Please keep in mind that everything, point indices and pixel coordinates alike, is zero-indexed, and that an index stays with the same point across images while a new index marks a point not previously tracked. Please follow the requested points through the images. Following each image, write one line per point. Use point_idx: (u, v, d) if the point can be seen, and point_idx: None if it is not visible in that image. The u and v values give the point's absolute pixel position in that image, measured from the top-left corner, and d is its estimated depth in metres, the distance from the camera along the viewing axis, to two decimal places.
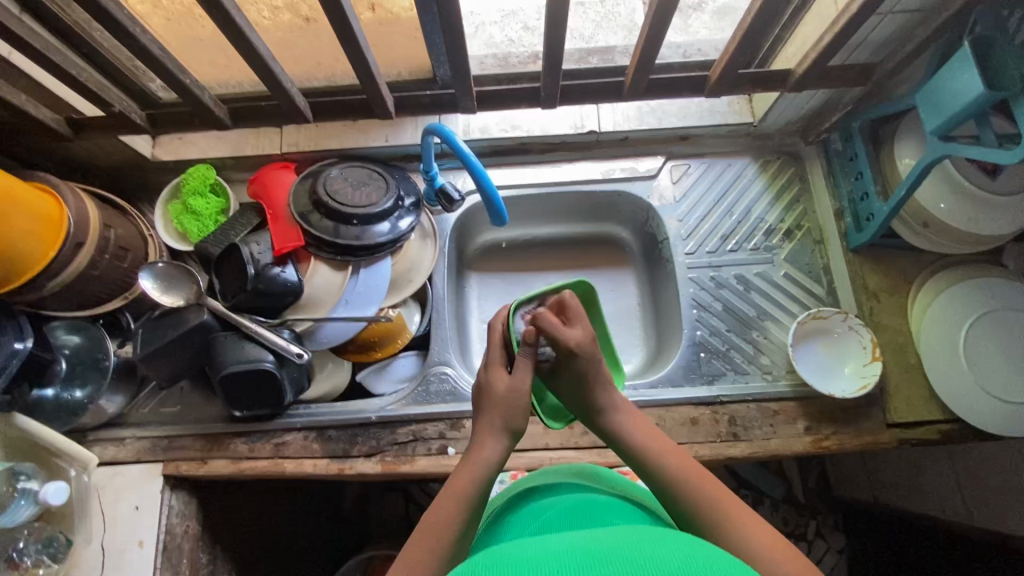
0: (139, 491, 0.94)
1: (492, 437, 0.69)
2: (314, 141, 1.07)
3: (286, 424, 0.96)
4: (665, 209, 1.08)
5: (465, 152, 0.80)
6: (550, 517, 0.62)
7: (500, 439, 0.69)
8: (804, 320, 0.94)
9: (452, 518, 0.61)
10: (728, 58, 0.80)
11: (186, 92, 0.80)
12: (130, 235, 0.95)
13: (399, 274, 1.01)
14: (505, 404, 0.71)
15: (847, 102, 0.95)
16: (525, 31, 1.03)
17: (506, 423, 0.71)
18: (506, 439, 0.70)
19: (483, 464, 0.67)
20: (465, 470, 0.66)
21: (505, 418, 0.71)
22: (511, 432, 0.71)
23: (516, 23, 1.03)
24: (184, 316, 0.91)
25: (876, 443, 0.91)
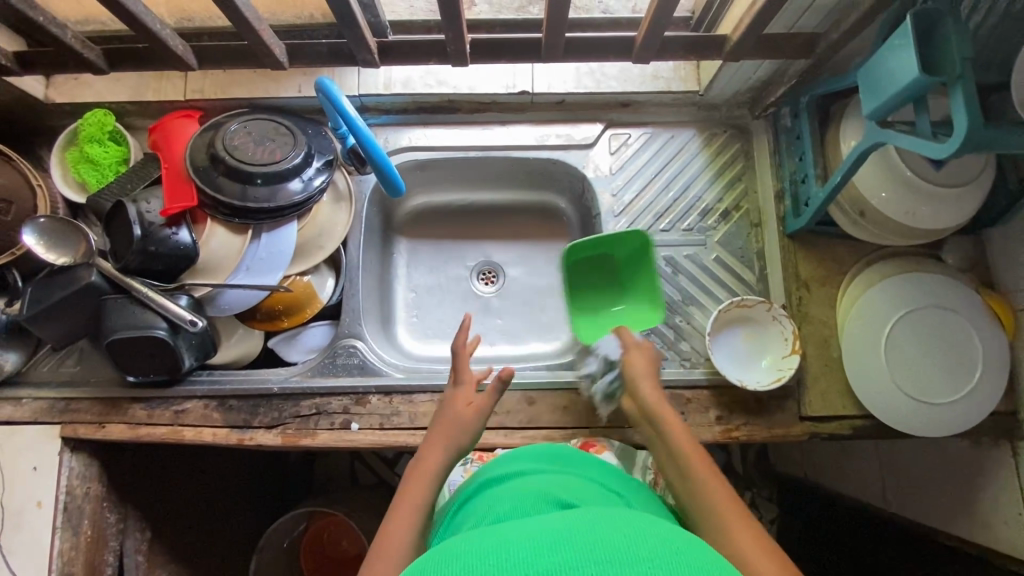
0: (36, 452, 0.92)
1: (438, 444, 0.69)
2: (220, 88, 0.98)
3: (187, 392, 0.92)
4: (599, 181, 1.01)
5: (353, 119, 0.77)
6: (496, 509, 0.59)
7: (450, 451, 0.68)
8: (726, 309, 0.89)
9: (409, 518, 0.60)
10: (652, 20, 0.72)
11: (41, 30, 0.72)
12: (15, 185, 0.89)
13: (307, 240, 0.95)
14: (450, 425, 0.70)
15: (792, 75, 0.88)
16: None
17: (454, 440, 0.69)
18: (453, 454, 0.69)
19: (432, 466, 0.66)
20: (415, 475, 0.65)
21: (453, 436, 0.69)
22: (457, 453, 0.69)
23: None
24: (72, 276, 0.86)
25: (785, 436, 0.90)
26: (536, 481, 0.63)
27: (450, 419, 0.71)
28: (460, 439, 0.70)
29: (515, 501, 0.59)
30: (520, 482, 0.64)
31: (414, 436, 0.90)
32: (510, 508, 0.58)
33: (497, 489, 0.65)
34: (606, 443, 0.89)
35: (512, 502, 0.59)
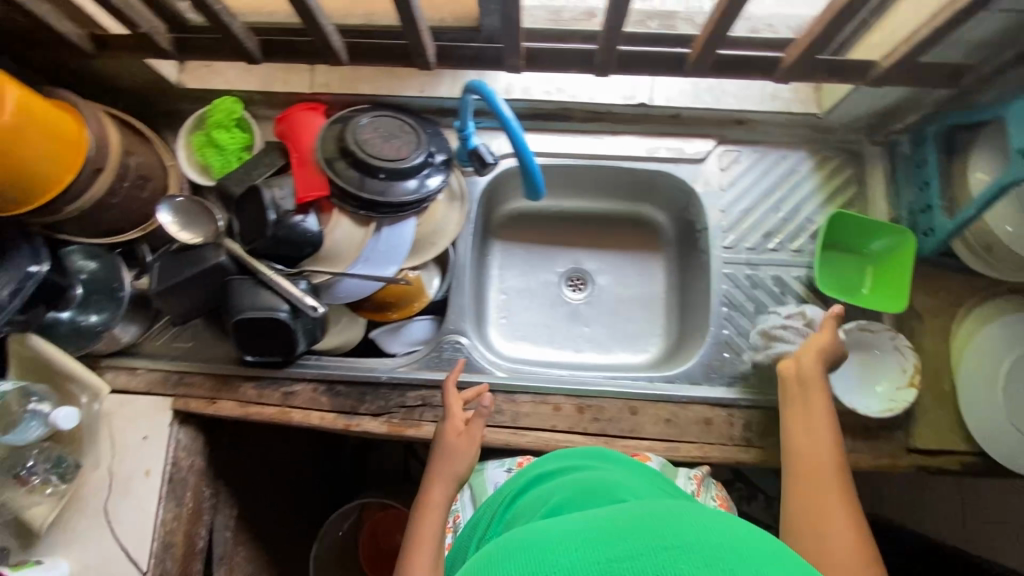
0: (147, 422, 0.95)
1: (443, 473, 0.78)
2: (346, 83, 1.01)
3: (297, 374, 0.95)
4: (709, 196, 1.01)
5: (506, 116, 0.75)
6: (553, 502, 0.65)
7: (450, 488, 0.77)
8: (850, 329, 0.91)
9: (432, 536, 0.72)
10: (812, 40, 0.72)
11: (216, 18, 0.74)
12: (151, 163, 0.91)
13: (423, 236, 0.97)
14: (456, 458, 0.79)
15: (928, 103, 0.87)
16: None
17: (455, 472, 0.78)
18: (455, 486, 0.78)
19: (447, 488, 0.77)
20: (435, 490, 0.76)
21: (455, 467, 0.78)
22: (459, 481, 0.78)
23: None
24: (201, 255, 0.89)
25: (893, 466, 0.89)
26: (584, 480, 0.68)
27: (452, 449, 0.80)
28: (456, 473, 0.78)
29: (567, 494, 0.65)
30: (566, 479, 0.70)
31: (517, 437, 0.91)
32: (567, 499, 0.64)
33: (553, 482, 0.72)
34: (709, 459, 0.89)
35: (569, 494, 0.65)
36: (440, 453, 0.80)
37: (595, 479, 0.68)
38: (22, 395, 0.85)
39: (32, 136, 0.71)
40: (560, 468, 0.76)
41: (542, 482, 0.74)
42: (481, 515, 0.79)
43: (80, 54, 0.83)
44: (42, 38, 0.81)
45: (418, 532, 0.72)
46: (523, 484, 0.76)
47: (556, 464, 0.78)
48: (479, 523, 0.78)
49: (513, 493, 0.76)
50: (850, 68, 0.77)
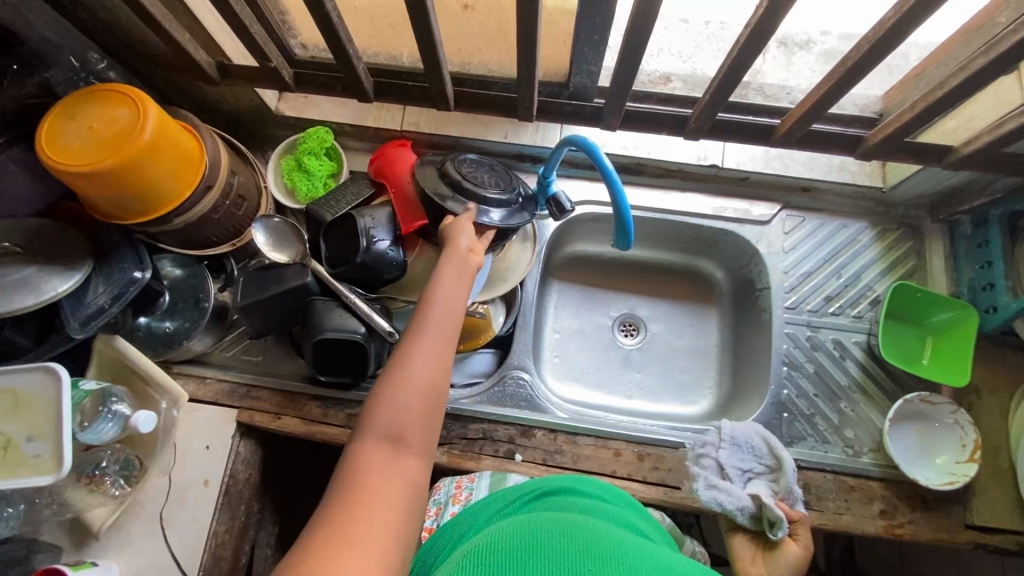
0: (210, 432, 0.96)
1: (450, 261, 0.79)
2: (434, 124, 1.06)
3: (362, 397, 0.97)
4: (771, 257, 1.05)
5: (608, 168, 0.83)
6: (562, 504, 0.64)
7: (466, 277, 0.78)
8: (911, 400, 0.91)
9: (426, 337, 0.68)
10: (899, 124, 0.76)
11: (345, 59, 0.82)
12: (249, 183, 0.96)
13: (496, 272, 1.01)
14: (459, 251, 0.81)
15: (997, 188, 0.91)
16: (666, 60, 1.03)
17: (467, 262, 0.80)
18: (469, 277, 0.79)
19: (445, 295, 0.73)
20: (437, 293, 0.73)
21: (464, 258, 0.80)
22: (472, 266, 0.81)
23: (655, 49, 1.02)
24: (285, 274, 0.92)
25: (951, 541, 0.89)
26: (607, 508, 0.66)
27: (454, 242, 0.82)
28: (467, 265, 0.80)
29: (583, 507, 0.64)
30: (589, 498, 0.67)
31: None
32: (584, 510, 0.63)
33: (571, 494, 0.67)
34: None
35: (584, 505, 0.64)
36: (451, 248, 0.80)
37: (623, 518, 0.64)
38: (103, 396, 0.86)
39: (164, 154, 0.76)
40: (589, 491, 0.69)
41: (563, 488, 0.68)
42: (497, 500, 0.69)
43: (204, 79, 0.89)
44: (174, 62, 0.87)
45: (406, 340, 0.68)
46: (548, 485, 0.69)
47: (585, 487, 0.70)
48: (493, 502, 0.69)
49: (544, 488, 0.68)
50: (928, 150, 0.81)
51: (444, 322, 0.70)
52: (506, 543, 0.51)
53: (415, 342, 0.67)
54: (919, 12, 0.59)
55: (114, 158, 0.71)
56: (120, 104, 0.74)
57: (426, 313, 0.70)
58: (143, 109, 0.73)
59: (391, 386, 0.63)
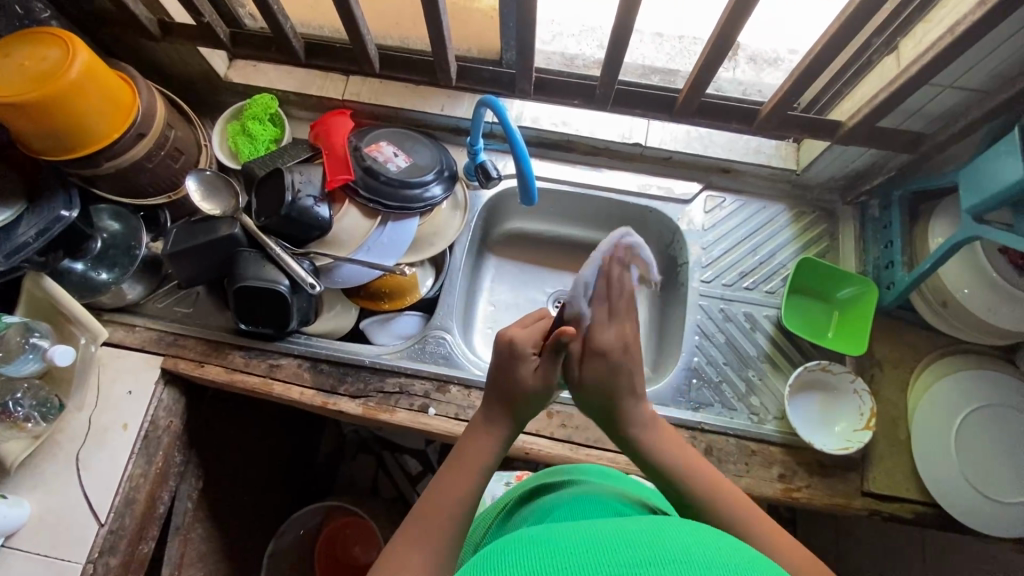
0: (134, 377, 0.98)
1: (501, 410, 0.70)
2: (374, 95, 1.11)
3: (285, 349, 1.00)
4: (691, 234, 1.09)
5: (514, 135, 0.87)
6: (539, 505, 0.67)
7: (504, 423, 0.70)
8: (811, 368, 0.95)
9: (455, 499, 0.62)
10: (782, 95, 0.82)
11: (274, 20, 0.88)
12: (187, 139, 1.00)
13: (424, 235, 1.06)
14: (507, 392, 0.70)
15: (891, 168, 0.96)
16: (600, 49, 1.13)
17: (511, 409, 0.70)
18: (509, 432, 0.70)
19: (484, 451, 0.68)
20: (475, 445, 0.68)
21: (510, 402, 0.70)
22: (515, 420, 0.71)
23: (593, 41, 1.12)
24: (215, 225, 0.94)
25: (846, 507, 0.91)
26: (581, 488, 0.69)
27: (516, 390, 0.69)
28: (515, 416, 0.71)
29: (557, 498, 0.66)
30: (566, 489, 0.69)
31: None
32: (558, 506, 0.64)
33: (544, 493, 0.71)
34: None
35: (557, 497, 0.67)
36: (492, 401, 0.71)
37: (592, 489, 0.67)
38: (25, 330, 0.89)
39: (92, 94, 0.80)
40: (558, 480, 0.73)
41: (540, 493, 0.71)
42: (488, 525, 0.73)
43: (145, 35, 0.94)
44: (117, 17, 0.92)
45: (435, 490, 0.64)
46: (572, 492, 0.67)
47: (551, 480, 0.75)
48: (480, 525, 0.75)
49: (510, 505, 0.73)
50: (818, 124, 0.86)
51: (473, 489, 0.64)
52: (518, 542, 0.46)
53: (431, 509, 0.61)
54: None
55: (39, 92, 0.75)
56: (52, 45, 0.79)
57: (452, 478, 0.64)
58: (73, 50, 0.78)
59: (405, 546, 0.58)
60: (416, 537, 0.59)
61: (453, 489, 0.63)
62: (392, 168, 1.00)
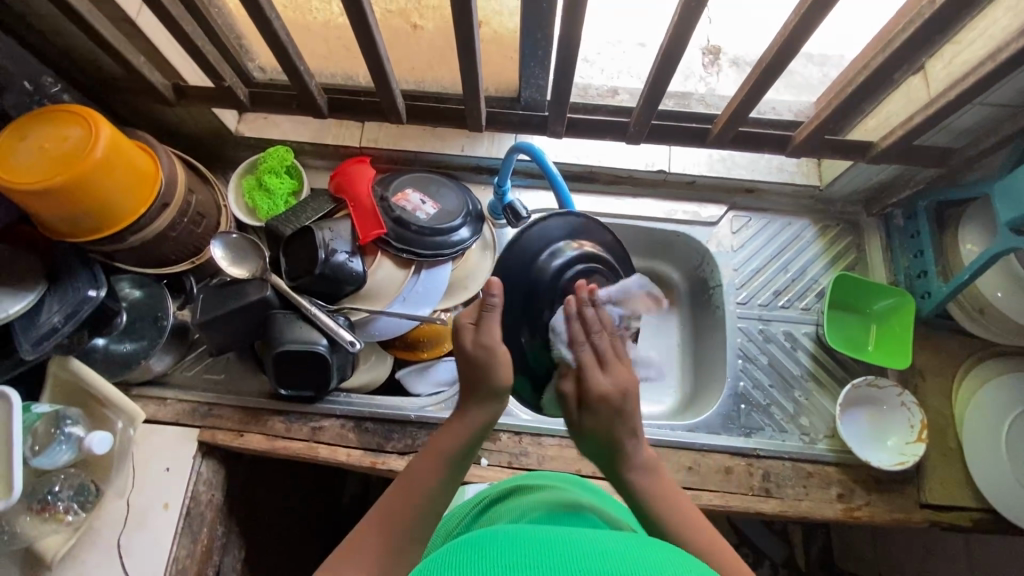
0: (172, 453, 0.94)
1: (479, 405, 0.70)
2: (392, 139, 1.09)
3: (326, 410, 0.97)
4: (721, 255, 1.09)
5: (554, 174, 0.87)
6: (515, 503, 0.66)
7: (476, 422, 0.70)
8: (859, 384, 0.95)
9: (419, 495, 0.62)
10: (819, 121, 0.82)
11: (297, 78, 0.86)
12: (207, 202, 0.97)
13: (456, 280, 1.04)
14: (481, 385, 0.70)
15: (919, 180, 0.97)
16: (586, 65, 1.12)
17: (486, 404, 0.70)
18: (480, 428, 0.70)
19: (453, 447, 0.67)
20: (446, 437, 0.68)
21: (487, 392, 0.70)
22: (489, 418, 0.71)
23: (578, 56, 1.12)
24: (246, 289, 0.91)
25: (907, 521, 0.91)
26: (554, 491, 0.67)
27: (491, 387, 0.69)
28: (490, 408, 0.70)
29: (533, 501, 0.65)
30: (543, 492, 0.68)
31: None
32: (540, 512, 0.61)
33: (525, 492, 0.69)
34: (731, 508, 0.90)
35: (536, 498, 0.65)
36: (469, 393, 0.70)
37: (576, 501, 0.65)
38: (56, 418, 0.85)
39: (119, 170, 0.77)
40: (538, 482, 0.72)
41: (521, 490, 0.70)
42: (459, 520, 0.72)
43: (160, 100, 0.91)
44: (131, 84, 0.89)
45: (399, 484, 0.64)
46: (546, 495, 0.66)
47: (533, 479, 0.73)
48: (448, 522, 0.74)
49: (488, 499, 0.72)
50: (851, 147, 0.87)
51: (444, 478, 0.65)
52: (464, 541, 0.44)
53: (394, 501, 0.62)
54: (809, 21, 0.65)
55: (66, 175, 0.73)
56: (72, 124, 0.76)
57: (416, 475, 0.64)
58: (95, 128, 0.75)
59: (371, 530, 0.59)
60: (386, 515, 0.60)
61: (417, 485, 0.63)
62: (422, 216, 0.98)
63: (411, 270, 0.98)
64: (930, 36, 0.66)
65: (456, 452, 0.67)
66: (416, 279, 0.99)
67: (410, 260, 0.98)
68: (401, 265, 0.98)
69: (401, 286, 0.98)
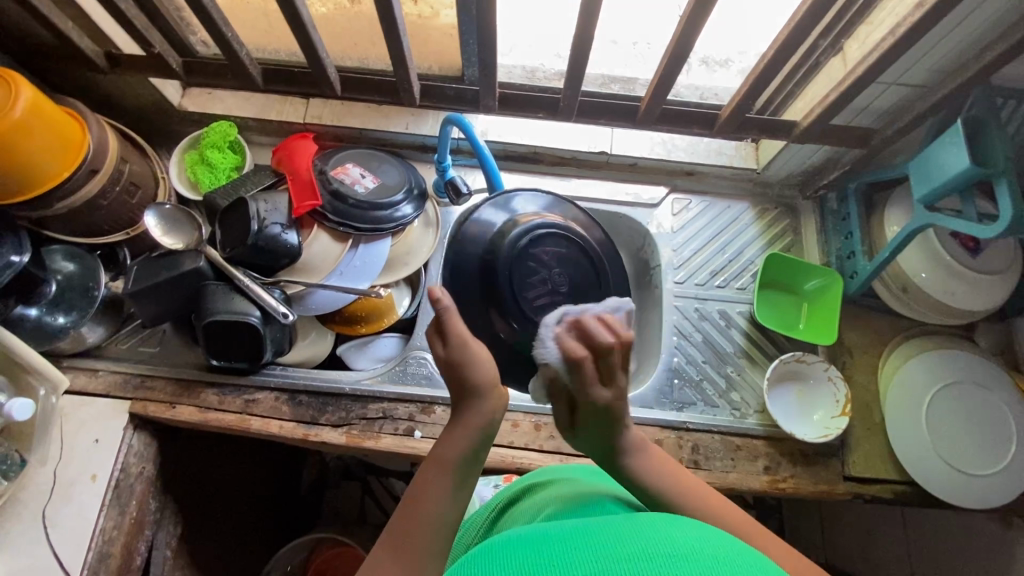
0: (101, 425, 0.93)
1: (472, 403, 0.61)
2: (337, 117, 1.10)
3: (260, 382, 0.97)
4: (662, 236, 1.11)
5: (482, 149, 0.87)
6: (530, 505, 0.66)
7: (477, 423, 0.60)
8: (786, 360, 0.98)
9: (431, 514, 0.55)
10: (739, 98, 0.85)
11: (228, 47, 0.86)
12: (143, 173, 0.97)
13: (397, 256, 1.05)
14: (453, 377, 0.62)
15: (845, 163, 1.00)
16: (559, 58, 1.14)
17: (480, 410, 0.61)
18: (480, 433, 0.60)
19: (456, 453, 0.59)
20: (449, 442, 0.59)
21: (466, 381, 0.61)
22: (489, 419, 0.61)
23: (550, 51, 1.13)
24: (179, 260, 0.91)
25: (830, 493, 0.93)
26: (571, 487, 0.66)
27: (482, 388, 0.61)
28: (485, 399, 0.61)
29: (553, 497, 0.64)
30: (556, 488, 0.68)
31: None
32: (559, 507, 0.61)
33: (536, 492, 0.69)
34: None
35: (554, 494, 0.65)
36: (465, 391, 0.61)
37: (597, 490, 0.64)
38: None
39: (41, 133, 0.77)
40: (545, 479, 0.72)
41: (532, 493, 0.69)
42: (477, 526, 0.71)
43: (91, 68, 0.90)
44: (61, 51, 0.89)
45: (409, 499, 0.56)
46: (559, 490, 0.66)
47: (544, 477, 0.73)
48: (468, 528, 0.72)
49: (501, 505, 0.72)
50: (774, 125, 0.90)
51: (454, 492, 0.57)
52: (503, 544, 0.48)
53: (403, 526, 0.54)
54: None
55: None
56: None
57: (422, 496, 0.56)
58: (15, 89, 0.76)
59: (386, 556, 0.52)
60: (395, 542, 0.53)
61: (426, 503, 0.55)
62: (360, 190, 0.98)
63: (350, 244, 0.99)
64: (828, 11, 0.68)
65: (462, 460, 0.58)
66: (354, 253, 0.99)
67: (347, 235, 0.98)
68: (339, 238, 0.98)
69: (335, 260, 0.98)
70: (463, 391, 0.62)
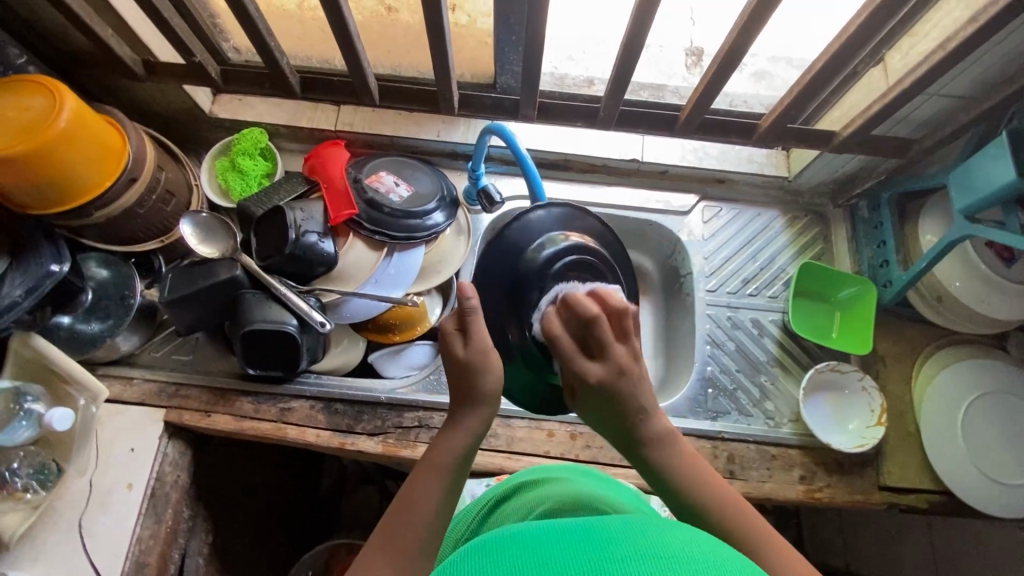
0: (135, 433, 0.93)
1: (467, 405, 0.61)
2: (368, 124, 1.10)
3: (295, 391, 0.97)
4: (693, 244, 1.11)
5: (523, 157, 0.87)
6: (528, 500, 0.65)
7: (473, 426, 0.60)
8: (822, 369, 0.98)
9: (423, 517, 0.54)
10: (782, 109, 0.85)
11: (268, 55, 0.86)
12: (177, 181, 0.97)
13: (430, 264, 1.05)
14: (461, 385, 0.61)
15: (881, 171, 1.00)
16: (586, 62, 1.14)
17: (479, 415, 0.60)
18: (472, 436, 0.60)
19: (449, 454, 0.58)
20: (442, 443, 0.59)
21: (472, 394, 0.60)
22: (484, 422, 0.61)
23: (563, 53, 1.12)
24: (215, 268, 0.90)
25: (865, 502, 0.93)
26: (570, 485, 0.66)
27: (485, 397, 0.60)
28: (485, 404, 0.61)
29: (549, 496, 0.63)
30: (551, 485, 0.67)
31: (510, 460, 0.93)
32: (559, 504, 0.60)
33: (529, 489, 0.68)
34: None
35: (550, 493, 0.64)
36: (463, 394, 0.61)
37: (593, 493, 0.63)
38: (15, 395, 0.84)
39: (84, 142, 0.77)
40: (539, 476, 0.72)
41: (529, 488, 0.68)
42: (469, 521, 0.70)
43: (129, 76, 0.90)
44: (99, 59, 0.89)
45: (399, 499, 0.55)
46: (555, 488, 0.65)
47: (534, 475, 0.73)
48: (458, 522, 0.72)
49: (494, 498, 0.71)
50: (813, 136, 0.90)
51: (445, 495, 0.56)
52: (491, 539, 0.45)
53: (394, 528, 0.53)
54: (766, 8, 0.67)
55: (26, 144, 0.73)
56: (36, 93, 0.77)
57: (415, 498, 0.55)
58: (59, 97, 0.76)
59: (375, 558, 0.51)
60: (383, 543, 0.52)
61: (419, 505, 0.54)
62: (395, 199, 0.98)
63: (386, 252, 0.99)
64: (881, 24, 0.68)
65: (456, 460, 0.58)
66: (389, 261, 0.99)
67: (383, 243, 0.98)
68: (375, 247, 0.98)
69: (372, 268, 0.98)
70: (461, 395, 0.61)
